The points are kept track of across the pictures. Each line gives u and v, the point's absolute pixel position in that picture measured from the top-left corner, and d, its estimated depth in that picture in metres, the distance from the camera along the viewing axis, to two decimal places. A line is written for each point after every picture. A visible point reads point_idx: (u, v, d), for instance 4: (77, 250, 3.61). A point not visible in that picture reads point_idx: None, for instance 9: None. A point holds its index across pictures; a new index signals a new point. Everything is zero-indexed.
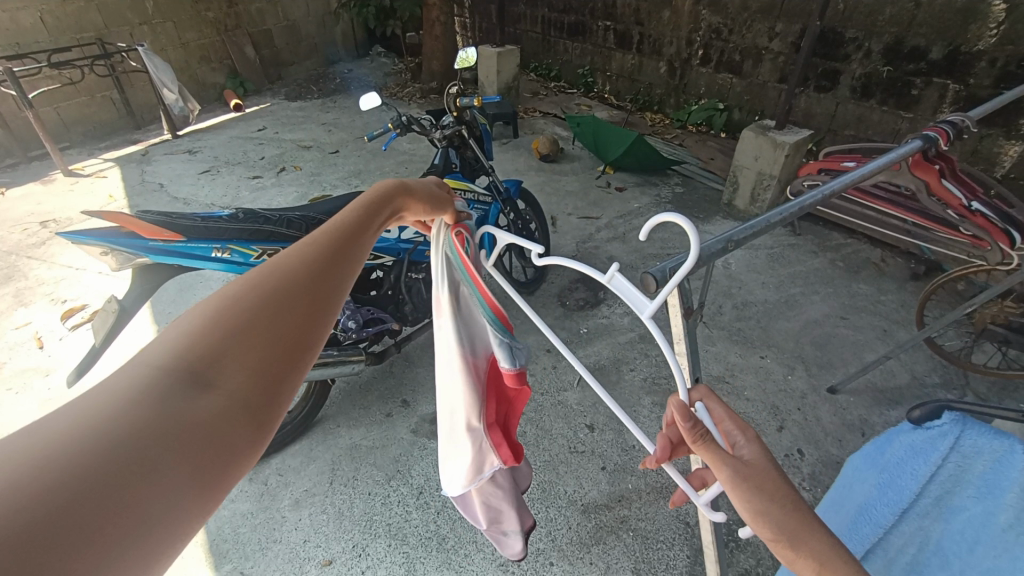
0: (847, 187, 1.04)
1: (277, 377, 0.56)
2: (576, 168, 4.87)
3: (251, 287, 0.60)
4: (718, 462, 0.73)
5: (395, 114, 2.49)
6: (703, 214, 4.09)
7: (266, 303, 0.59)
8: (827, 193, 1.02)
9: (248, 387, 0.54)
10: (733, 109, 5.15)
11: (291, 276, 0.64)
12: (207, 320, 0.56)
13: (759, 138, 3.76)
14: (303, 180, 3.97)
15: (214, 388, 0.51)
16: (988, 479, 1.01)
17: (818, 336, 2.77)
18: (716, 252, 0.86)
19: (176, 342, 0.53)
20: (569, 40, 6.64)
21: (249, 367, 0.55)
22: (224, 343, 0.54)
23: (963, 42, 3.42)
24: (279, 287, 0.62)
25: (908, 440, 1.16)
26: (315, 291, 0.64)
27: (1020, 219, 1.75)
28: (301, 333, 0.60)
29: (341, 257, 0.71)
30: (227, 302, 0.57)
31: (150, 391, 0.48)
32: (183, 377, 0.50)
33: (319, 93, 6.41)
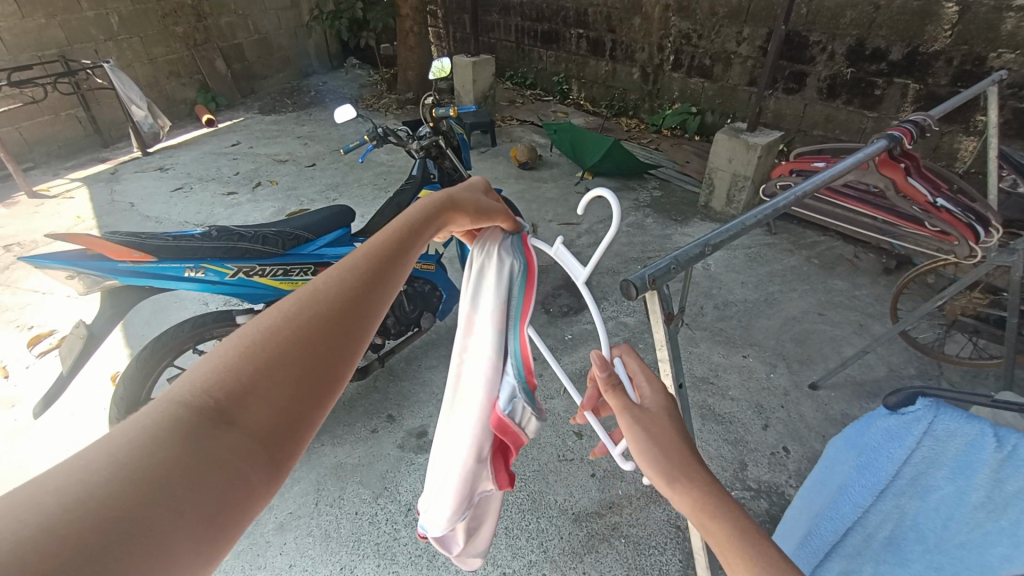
0: (820, 187, 1.06)
1: (302, 410, 0.53)
2: (555, 174, 4.90)
3: (285, 312, 0.58)
4: (621, 409, 0.77)
5: (371, 126, 2.47)
6: (681, 216, 4.15)
7: (297, 331, 0.57)
8: (800, 194, 1.03)
9: (273, 421, 0.51)
10: (706, 112, 5.25)
11: (326, 300, 0.61)
12: (238, 348, 0.54)
13: (732, 140, 3.84)
14: (279, 195, 3.91)
15: (238, 422, 0.49)
16: (961, 460, 1.03)
17: (797, 333, 2.82)
18: (695, 257, 0.86)
19: (205, 371, 0.51)
20: (543, 48, 6.71)
21: (276, 399, 0.52)
22: (253, 374, 0.52)
23: (921, 43, 3.55)
24: (311, 312, 0.59)
25: (886, 424, 1.17)
26: (349, 312, 0.62)
27: (985, 213, 1.79)
28: (331, 362, 0.57)
29: (379, 278, 0.68)
30: (259, 328, 0.56)
31: (174, 424, 0.46)
32: (208, 411, 0.48)
33: (294, 106, 6.35)
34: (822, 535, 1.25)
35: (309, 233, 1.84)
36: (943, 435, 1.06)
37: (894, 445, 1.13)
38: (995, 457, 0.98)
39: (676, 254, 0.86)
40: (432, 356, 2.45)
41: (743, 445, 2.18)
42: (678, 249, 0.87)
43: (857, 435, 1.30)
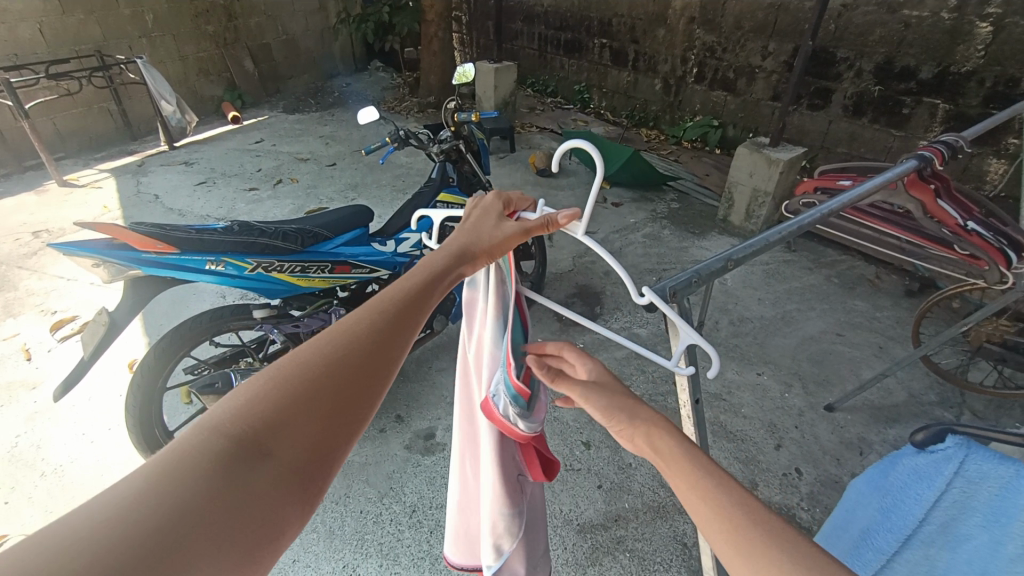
0: (845, 206, 1.04)
1: (327, 447, 0.57)
2: (572, 182, 4.90)
3: (315, 352, 0.62)
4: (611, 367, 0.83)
5: (393, 128, 2.50)
6: (699, 229, 4.11)
7: (325, 371, 0.61)
8: (825, 212, 1.02)
9: (300, 456, 0.55)
10: (727, 126, 5.22)
11: (353, 342, 0.65)
12: (272, 384, 0.58)
13: (753, 155, 3.80)
14: (300, 193, 3.97)
15: (269, 456, 0.53)
16: (994, 505, 0.99)
17: (814, 353, 2.77)
18: (718, 272, 0.85)
19: (241, 405, 0.55)
20: (566, 57, 6.74)
21: (304, 436, 0.56)
22: (284, 411, 0.56)
23: (952, 63, 3.48)
24: (339, 354, 0.63)
25: (912, 465, 1.19)
26: (371, 357, 0.65)
27: (1017, 237, 1.74)
28: (354, 403, 0.60)
29: (404, 320, 0.72)
30: (290, 367, 0.59)
31: (212, 457, 0.51)
32: (241, 445, 0.52)
33: (317, 106, 6.45)
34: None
35: (327, 231, 1.86)
36: (974, 477, 1.06)
37: (925, 487, 1.12)
38: None
39: (698, 267, 0.85)
40: (444, 359, 2.45)
41: (754, 465, 2.13)
42: (701, 263, 0.86)
43: (885, 475, 1.27)
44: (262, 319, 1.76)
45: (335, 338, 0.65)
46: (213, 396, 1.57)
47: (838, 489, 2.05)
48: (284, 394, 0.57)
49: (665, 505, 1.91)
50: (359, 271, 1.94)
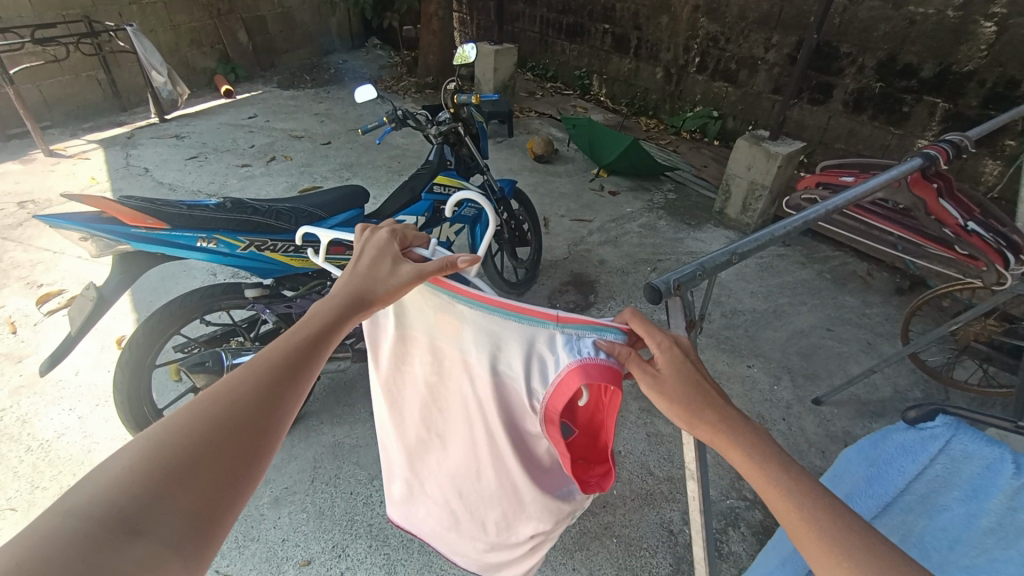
0: (849, 203, 1.03)
1: (210, 515, 0.57)
2: (570, 169, 4.86)
3: (198, 422, 0.62)
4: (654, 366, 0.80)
5: (391, 108, 2.46)
6: (695, 220, 4.11)
7: (208, 441, 0.61)
8: (830, 209, 1.01)
9: (184, 526, 0.55)
10: (727, 117, 5.19)
11: (239, 407, 0.66)
12: (145, 461, 0.57)
13: (753, 148, 3.78)
14: (293, 171, 3.91)
15: (145, 532, 0.53)
16: (978, 482, 1.02)
17: (804, 347, 2.80)
18: (721, 265, 0.85)
19: (114, 485, 0.54)
20: (567, 41, 6.63)
21: (182, 504, 0.56)
22: (163, 483, 0.56)
23: (954, 62, 3.47)
24: (223, 421, 0.63)
25: (900, 439, 1.16)
26: (261, 416, 0.67)
27: (1014, 239, 1.76)
28: (237, 468, 0.62)
29: (295, 376, 0.73)
30: (166, 441, 0.59)
31: (83, 540, 0.49)
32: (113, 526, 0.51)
33: (312, 82, 6.32)
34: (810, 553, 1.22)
35: (322, 211, 1.83)
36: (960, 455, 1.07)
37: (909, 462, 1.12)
38: (1011, 484, 0.98)
39: (702, 261, 0.85)
40: None
41: None
42: (706, 256, 0.85)
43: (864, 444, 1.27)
44: (254, 298, 1.73)
45: (219, 405, 0.65)
46: (204, 373, 1.55)
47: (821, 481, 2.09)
48: (163, 467, 0.57)
49: (652, 493, 1.94)
50: None
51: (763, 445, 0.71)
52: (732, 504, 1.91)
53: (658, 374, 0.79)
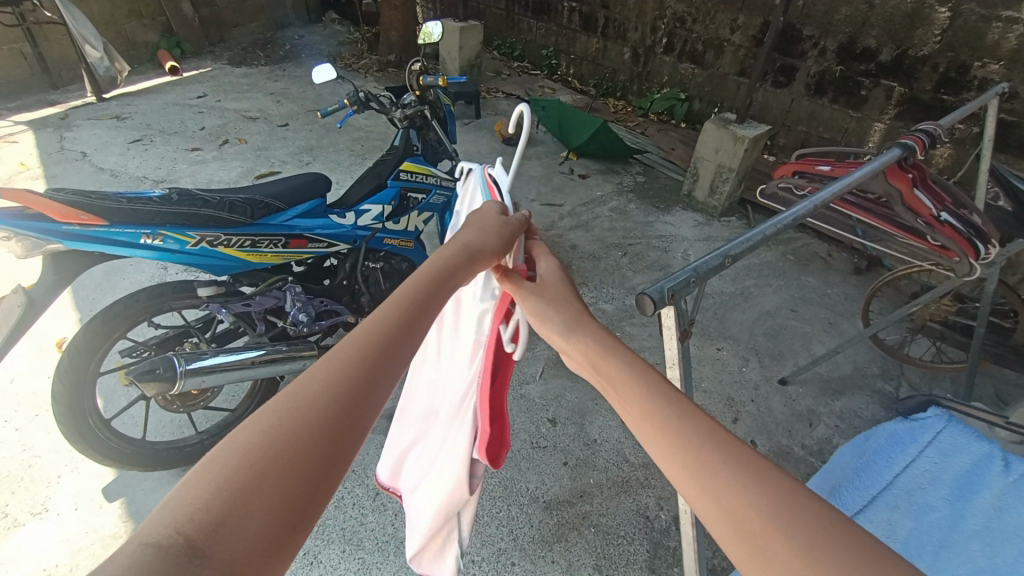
0: (837, 196, 1.02)
1: (291, 525, 0.47)
2: (539, 152, 4.79)
3: (287, 410, 0.53)
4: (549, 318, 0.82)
5: (352, 90, 2.33)
6: (664, 203, 4.13)
7: (294, 432, 0.51)
8: (817, 203, 1.00)
9: (267, 536, 0.46)
10: (694, 99, 5.20)
11: (330, 390, 0.55)
12: (232, 459, 0.48)
13: (720, 131, 3.80)
14: (248, 155, 3.69)
15: (218, 554, 0.43)
16: (963, 481, 1.28)
17: (770, 328, 2.86)
18: (714, 269, 0.82)
19: (194, 487, 0.46)
20: (534, 19, 6.48)
21: (261, 512, 0.46)
22: (241, 486, 0.47)
23: (910, 46, 3.56)
24: (312, 408, 0.53)
25: (890, 432, 1.46)
26: (348, 403, 0.55)
27: (982, 228, 1.77)
28: (326, 469, 0.51)
29: (390, 351, 0.61)
30: (249, 436, 0.50)
31: (153, 559, 0.40)
32: (187, 543, 0.42)
33: (267, 59, 5.97)
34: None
35: (280, 202, 1.71)
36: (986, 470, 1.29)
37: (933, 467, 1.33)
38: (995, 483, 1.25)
39: (694, 267, 0.81)
40: None
41: None
42: (694, 263, 0.82)
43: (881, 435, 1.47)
44: (208, 297, 1.61)
45: (308, 387, 0.55)
46: (155, 383, 1.43)
47: (788, 459, 2.16)
48: (243, 468, 0.48)
49: (628, 480, 1.95)
50: (316, 245, 1.82)
51: (639, 368, 0.69)
52: None
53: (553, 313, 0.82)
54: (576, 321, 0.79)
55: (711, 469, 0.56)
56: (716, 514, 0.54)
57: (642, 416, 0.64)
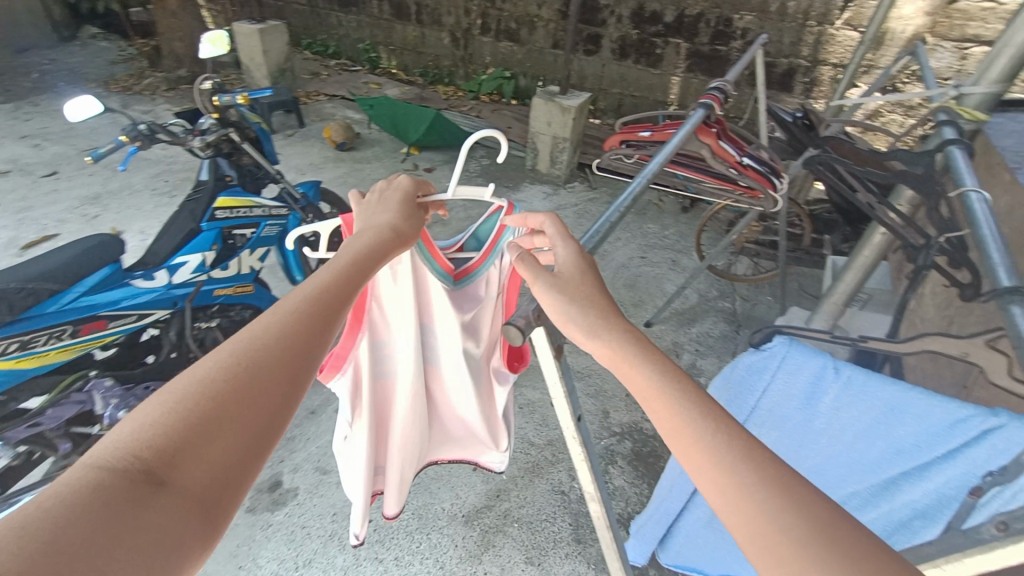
0: (671, 158, 1.07)
1: (238, 462, 0.53)
2: (378, 152, 4.56)
3: (225, 359, 0.58)
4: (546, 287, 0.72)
5: (128, 123, 1.90)
6: (512, 182, 4.23)
7: (235, 383, 0.56)
8: (648, 177, 1.00)
9: (219, 468, 0.52)
10: (518, 76, 5.34)
11: (265, 346, 0.60)
12: (176, 400, 0.53)
13: (548, 104, 3.97)
14: (8, 220, 2.94)
15: (178, 482, 0.49)
16: None
17: (629, 279, 3.11)
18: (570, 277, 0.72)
19: (143, 424, 0.51)
20: (341, 12, 6.08)
21: (230, 438, 0.53)
22: (206, 417, 0.53)
23: (686, 6, 4.03)
24: (247, 362, 0.58)
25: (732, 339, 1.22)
26: (298, 354, 0.62)
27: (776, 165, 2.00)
28: (266, 411, 0.57)
29: (324, 322, 0.67)
30: (190, 382, 0.55)
31: (119, 485, 0.46)
32: (142, 468, 0.48)
33: (8, 93, 4.78)
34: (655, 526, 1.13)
35: (54, 284, 1.39)
36: (881, 407, 0.90)
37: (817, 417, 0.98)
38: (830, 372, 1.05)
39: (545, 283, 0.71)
40: None
41: (603, 395, 2.25)
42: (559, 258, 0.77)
43: (738, 375, 1.10)
44: None
45: (244, 343, 0.60)
46: None
47: None
48: (186, 409, 0.52)
49: (537, 463, 1.99)
50: (120, 324, 1.56)
51: (668, 371, 0.63)
52: (606, 444, 2.03)
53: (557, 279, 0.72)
54: (591, 310, 0.69)
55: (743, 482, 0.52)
56: (712, 489, 0.54)
57: (671, 427, 0.58)
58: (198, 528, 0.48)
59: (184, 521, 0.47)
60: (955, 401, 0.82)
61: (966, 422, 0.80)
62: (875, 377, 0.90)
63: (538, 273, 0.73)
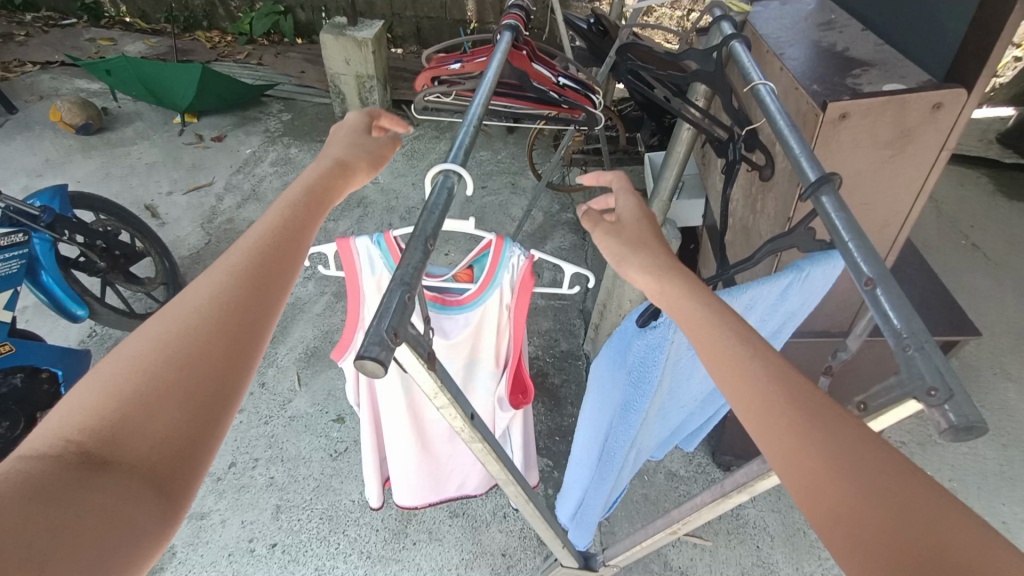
0: (493, 89, 0.97)
1: (182, 445, 0.48)
2: (140, 129, 3.66)
3: (162, 334, 0.52)
4: (600, 241, 0.73)
5: None
6: (324, 134, 3.76)
7: (174, 359, 0.51)
8: (475, 119, 0.88)
9: (167, 451, 0.47)
10: (295, 9, 4.58)
11: (206, 318, 0.54)
12: (111, 379, 0.48)
13: (339, 40, 3.51)
14: None
15: (124, 466, 0.45)
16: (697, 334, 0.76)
17: (475, 213, 3.07)
18: (425, 261, 0.59)
19: (75, 410, 0.46)
20: None
21: (166, 425, 0.48)
22: (132, 406, 0.47)
23: None
24: (187, 337, 0.53)
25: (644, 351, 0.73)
26: (234, 327, 0.55)
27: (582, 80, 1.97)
28: (213, 387, 0.52)
29: (257, 292, 0.59)
30: (124, 362, 0.50)
31: (58, 474, 0.42)
32: (78, 454, 0.44)
33: None
34: (591, 515, 1.01)
35: None
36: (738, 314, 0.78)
37: (696, 366, 0.82)
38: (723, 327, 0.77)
39: (400, 271, 0.57)
40: None
41: None
42: (415, 224, 0.64)
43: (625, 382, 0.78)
44: None
45: (183, 309, 0.54)
46: None
47: None
48: (123, 393, 0.48)
49: None
50: None
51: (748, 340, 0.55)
52: None
53: (613, 224, 0.73)
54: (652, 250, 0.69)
55: (805, 440, 0.48)
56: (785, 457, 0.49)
57: (751, 401, 0.52)
58: (152, 520, 0.45)
59: (137, 506, 0.44)
60: (778, 274, 0.77)
61: (789, 286, 0.78)
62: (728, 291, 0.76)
63: (596, 221, 0.74)
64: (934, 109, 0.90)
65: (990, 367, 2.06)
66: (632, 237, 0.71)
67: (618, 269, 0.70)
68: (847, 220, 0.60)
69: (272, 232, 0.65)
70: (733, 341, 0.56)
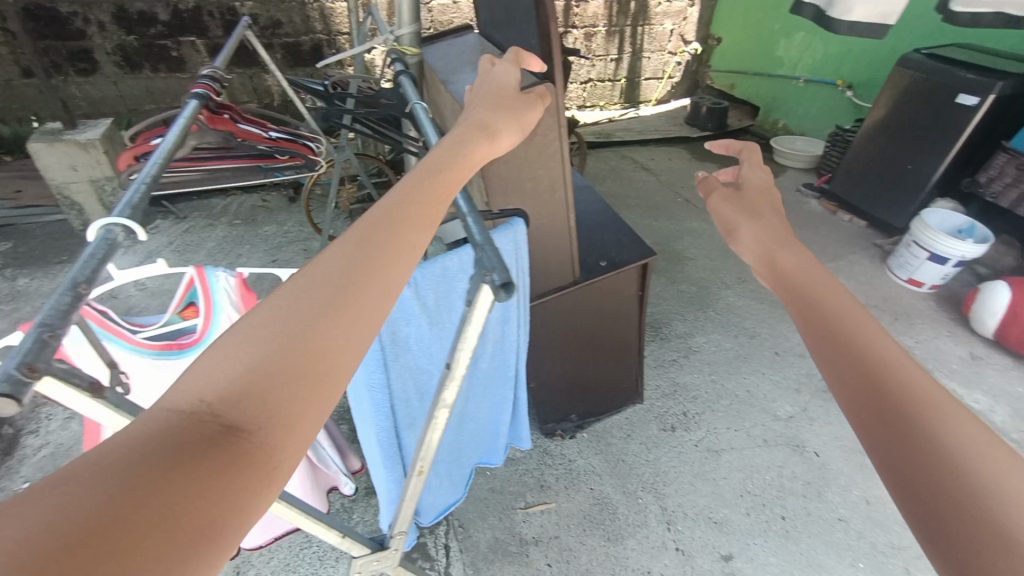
0: (174, 148, 0.92)
1: (288, 428, 0.42)
2: None
3: (311, 298, 0.49)
4: (719, 214, 0.88)
5: None
6: (61, 254, 3.18)
7: (312, 329, 0.47)
8: (152, 179, 0.83)
9: (291, 439, 0.42)
10: None
11: (349, 286, 0.51)
12: (262, 342, 0.45)
13: (55, 147, 3.03)
14: None
15: (240, 438, 0.39)
16: (403, 308, 0.85)
17: None
18: (77, 306, 0.55)
19: (221, 370, 0.43)
20: None
21: (281, 399, 0.42)
22: (259, 371, 0.43)
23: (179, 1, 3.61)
24: (321, 312, 0.48)
25: None
26: (359, 306, 0.51)
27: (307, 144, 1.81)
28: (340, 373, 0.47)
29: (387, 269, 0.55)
30: (278, 322, 0.47)
31: (190, 440, 0.38)
32: (210, 422, 0.39)
33: None
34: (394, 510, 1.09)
35: None
36: (440, 287, 0.87)
37: (428, 341, 0.92)
38: (429, 297, 0.86)
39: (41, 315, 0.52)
40: None
41: None
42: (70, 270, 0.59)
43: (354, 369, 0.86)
44: None
45: (324, 275, 0.52)
46: None
47: None
48: (254, 365, 0.43)
49: None
50: None
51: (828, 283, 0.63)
52: None
53: (730, 196, 0.89)
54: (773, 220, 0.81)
55: (888, 402, 0.47)
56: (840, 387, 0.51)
57: (823, 315, 0.58)
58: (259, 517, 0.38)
59: (241, 498, 0.38)
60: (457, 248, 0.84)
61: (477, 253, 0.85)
62: (420, 267, 0.83)
63: (719, 195, 0.91)
64: (543, 104, 0.99)
65: (718, 286, 2.67)
66: (755, 206, 0.86)
67: (732, 234, 0.83)
68: (466, 202, 0.79)
69: (415, 203, 0.63)
70: (832, 294, 0.61)
